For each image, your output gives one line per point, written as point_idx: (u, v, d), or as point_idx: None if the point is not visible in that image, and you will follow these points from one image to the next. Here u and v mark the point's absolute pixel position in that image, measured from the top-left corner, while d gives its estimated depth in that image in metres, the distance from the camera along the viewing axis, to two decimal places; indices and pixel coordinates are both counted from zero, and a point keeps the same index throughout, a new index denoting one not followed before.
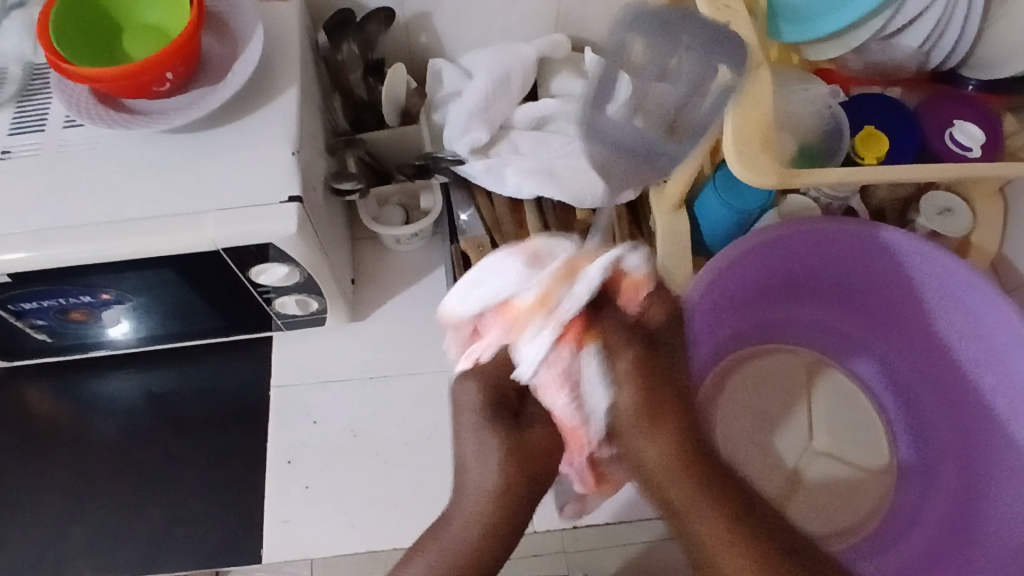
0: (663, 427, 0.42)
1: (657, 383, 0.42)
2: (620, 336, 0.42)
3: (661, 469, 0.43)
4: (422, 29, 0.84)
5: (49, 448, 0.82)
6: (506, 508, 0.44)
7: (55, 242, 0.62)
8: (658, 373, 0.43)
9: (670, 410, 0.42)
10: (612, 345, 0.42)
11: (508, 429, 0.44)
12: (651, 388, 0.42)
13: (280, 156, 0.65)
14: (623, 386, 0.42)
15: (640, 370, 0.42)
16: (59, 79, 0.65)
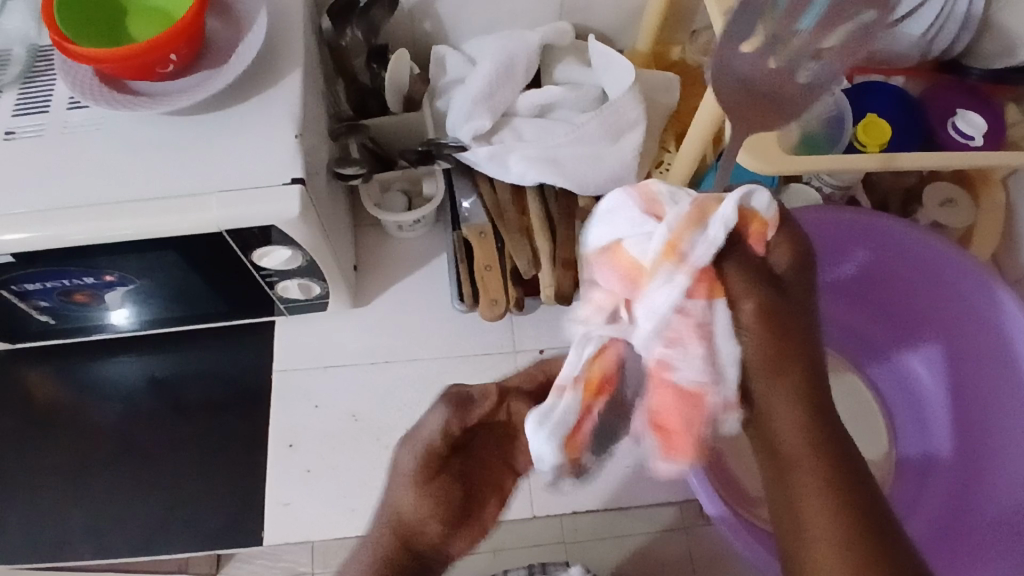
0: (782, 382, 0.43)
1: (779, 336, 0.43)
2: (750, 291, 0.43)
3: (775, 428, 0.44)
4: (426, 15, 0.84)
5: (50, 430, 0.82)
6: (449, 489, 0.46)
7: (60, 221, 0.62)
8: (784, 327, 0.44)
9: (788, 367, 0.43)
10: (744, 307, 0.43)
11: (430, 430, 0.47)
12: (773, 343, 0.43)
13: (283, 139, 0.65)
14: (750, 336, 0.43)
15: (766, 324, 0.43)
16: (64, 60, 0.65)
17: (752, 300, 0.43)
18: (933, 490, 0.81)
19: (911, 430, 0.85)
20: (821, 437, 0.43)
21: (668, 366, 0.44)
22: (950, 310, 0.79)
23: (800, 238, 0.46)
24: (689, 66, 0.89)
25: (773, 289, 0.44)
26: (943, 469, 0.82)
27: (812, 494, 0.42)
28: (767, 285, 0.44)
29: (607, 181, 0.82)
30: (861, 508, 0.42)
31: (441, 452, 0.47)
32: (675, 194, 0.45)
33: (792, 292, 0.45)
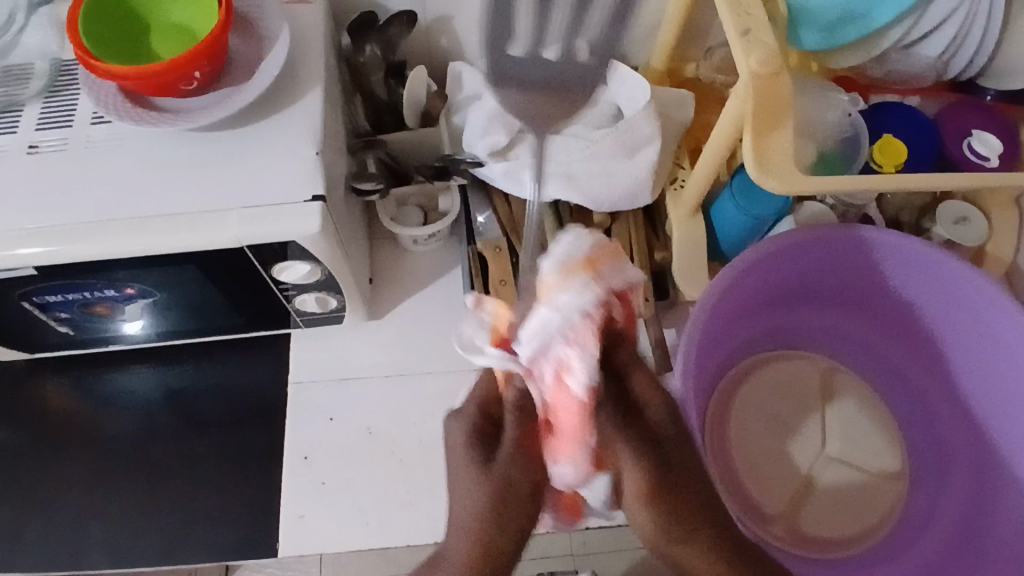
0: (685, 531, 0.47)
1: (669, 502, 0.46)
2: (647, 466, 0.46)
3: (698, 570, 0.47)
4: (443, 32, 0.85)
5: (66, 440, 0.82)
6: (499, 517, 0.46)
7: (84, 236, 0.63)
8: (676, 490, 0.46)
9: (688, 521, 0.47)
10: (627, 477, 0.46)
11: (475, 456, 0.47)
12: (653, 494, 0.46)
13: (304, 155, 0.66)
14: (629, 487, 0.46)
15: (651, 487, 0.46)
16: (88, 76, 0.66)
17: (638, 472, 0.45)
18: (947, 506, 0.81)
19: (925, 444, 0.85)
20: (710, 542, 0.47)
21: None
22: (960, 329, 0.79)
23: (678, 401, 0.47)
24: (701, 83, 0.89)
25: (658, 456, 0.46)
26: (954, 487, 0.82)
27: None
28: (645, 449, 0.45)
29: (619, 197, 0.83)
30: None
31: (512, 468, 0.46)
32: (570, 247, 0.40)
33: (675, 452, 0.47)
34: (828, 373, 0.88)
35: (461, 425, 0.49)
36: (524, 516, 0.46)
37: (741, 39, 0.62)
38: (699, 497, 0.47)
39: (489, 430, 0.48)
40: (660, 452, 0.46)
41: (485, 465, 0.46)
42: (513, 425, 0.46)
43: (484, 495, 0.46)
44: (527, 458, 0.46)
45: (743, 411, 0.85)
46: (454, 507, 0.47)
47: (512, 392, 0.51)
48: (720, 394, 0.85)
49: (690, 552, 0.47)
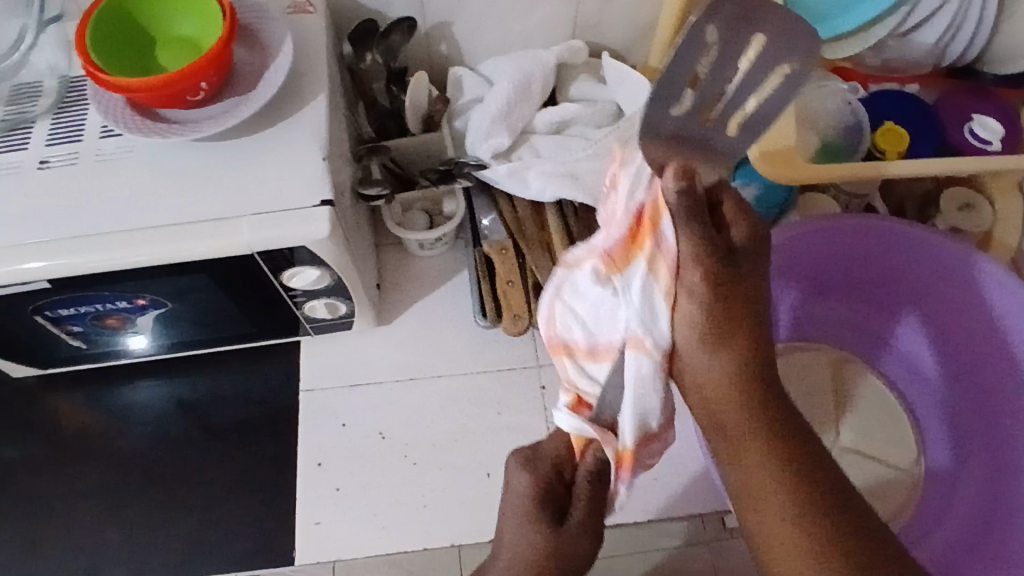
0: (726, 350, 0.49)
1: (728, 328, 0.49)
2: (693, 233, 0.49)
3: (724, 407, 0.50)
4: (443, 38, 0.86)
5: (80, 454, 0.83)
6: (557, 562, 0.56)
7: (95, 247, 0.63)
8: (732, 289, 0.49)
9: (741, 349, 0.49)
10: (684, 240, 0.49)
11: (547, 515, 0.56)
12: (726, 327, 0.49)
13: (312, 160, 0.67)
14: (687, 321, 0.50)
15: (708, 280, 0.48)
16: (97, 90, 0.67)
17: (697, 260, 0.49)
18: (961, 501, 0.80)
19: (938, 438, 0.84)
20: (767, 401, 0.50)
21: (656, 224, 0.50)
22: (970, 313, 0.80)
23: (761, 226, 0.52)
24: None
25: (721, 253, 0.49)
26: (968, 480, 0.81)
27: (757, 456, 0.49)
28: (708, 231, 0.49)
29: None
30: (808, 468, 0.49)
31: (580, 539, 0.57)
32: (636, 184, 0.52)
33: (745, 266, 0.50)
34: (838, 364, 0.88)
35: (529, 478, 0.57)
36: (574, 565, 0.57)
37: None
38: (757, 328, 0.50)
39: (557, 488, 0.58)
40: (725, 250, 0.50)
41: (552, 522, 0.56)
42: (586, 481, 0.57)
43: (548, 544, 0.56)
44: (590, 526, 0.57)
45: None
46: (508, 546, 0.57)
47: (584, 453, 0.58)
48: None
49: (719, 367, 0.50)
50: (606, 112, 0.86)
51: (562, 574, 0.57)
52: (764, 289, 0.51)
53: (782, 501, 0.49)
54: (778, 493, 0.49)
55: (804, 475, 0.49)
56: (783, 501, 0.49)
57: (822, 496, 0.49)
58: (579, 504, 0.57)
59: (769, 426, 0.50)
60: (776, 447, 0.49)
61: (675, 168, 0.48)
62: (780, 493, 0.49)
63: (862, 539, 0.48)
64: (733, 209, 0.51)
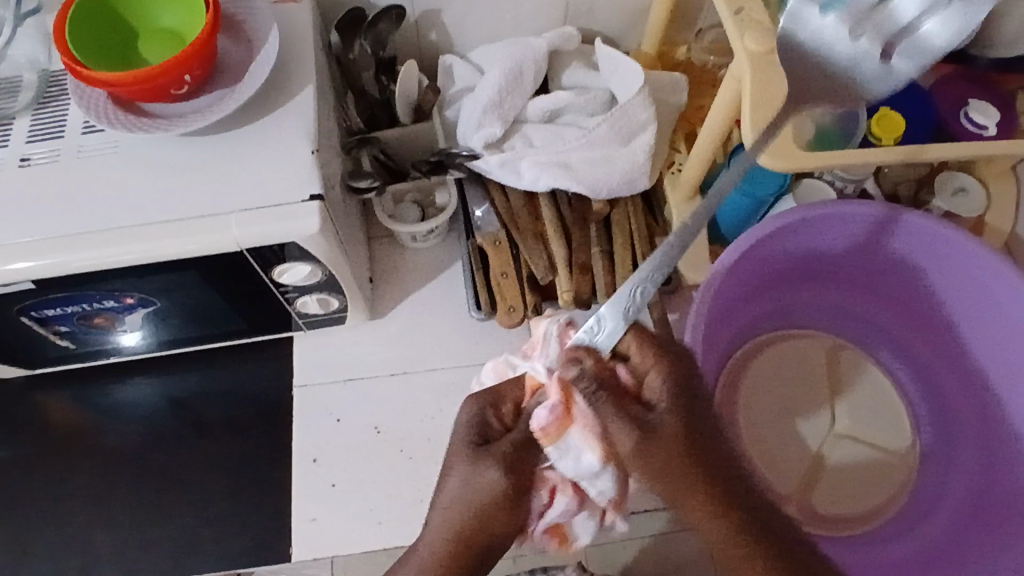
0: (696, 502, 0.48)
1: (686, 472, 0.48)
2: (622, 435, 0.49)
3: (718, 547, 0.49)
4: (432, 25, 0.84)
5: (71, 455, 0.82)
6: (480, 520, 0.51)
7: (80, 247, 0.62)
8: (667, 459, 0.48)
9: (698, 490, 0.48)
10: (617, 435, 0.49)
11: (474, 453, 0.51)
12: (708, 495, 0.48)
13: (301, 154, 0.65)
14: (644, 481, 0.50)
15: (637, 459, 0.48)
16: (77, 84, 0.65)
17: (629, 432, 0.48)
18: (955, 486, 0.81)
19: (929, 426, 0.85)
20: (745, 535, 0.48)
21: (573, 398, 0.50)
22: (967, 307, 0.79)
23: (682, 373, 0.51)
24: (695, 66, 0.90)
25: (638, 419, 0.49)
26: (963, 466, 0.82)
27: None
28: (638, 424, 0.48)
29: (620, 181, 0.82)
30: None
31: (489, 468, 0.51)
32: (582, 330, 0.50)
33: (669, 421, 0.49)
34: (833, 351, 0.89)
35: (472, 412, 0.54)
36: (500, 522, 0.52)
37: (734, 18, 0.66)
38: (704, 465, 0.48)
39: (496, 427, 0.54)
40: (644, 422, 0.49)
41: (482, 453, 0.51)
42: (523, 432, 0.53)
43: (474, 492, 0.51)
44: (515, 465, 0.51)
45: (754, 391, 0.86)
46: (444, 494, 0.52)
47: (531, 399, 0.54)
48: (724, 381, 0.85)
49: (692, 516, 0.49)
50: (601, 97, 0.85)
51: (490, 534, 0.52)
52: (701, 423, 0.49)
53: None
54: None
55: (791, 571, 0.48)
56: None
57: None
58: (511, 442, 0.52)
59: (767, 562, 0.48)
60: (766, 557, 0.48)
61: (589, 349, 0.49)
62: None
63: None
64: (637, 347, 0.52)
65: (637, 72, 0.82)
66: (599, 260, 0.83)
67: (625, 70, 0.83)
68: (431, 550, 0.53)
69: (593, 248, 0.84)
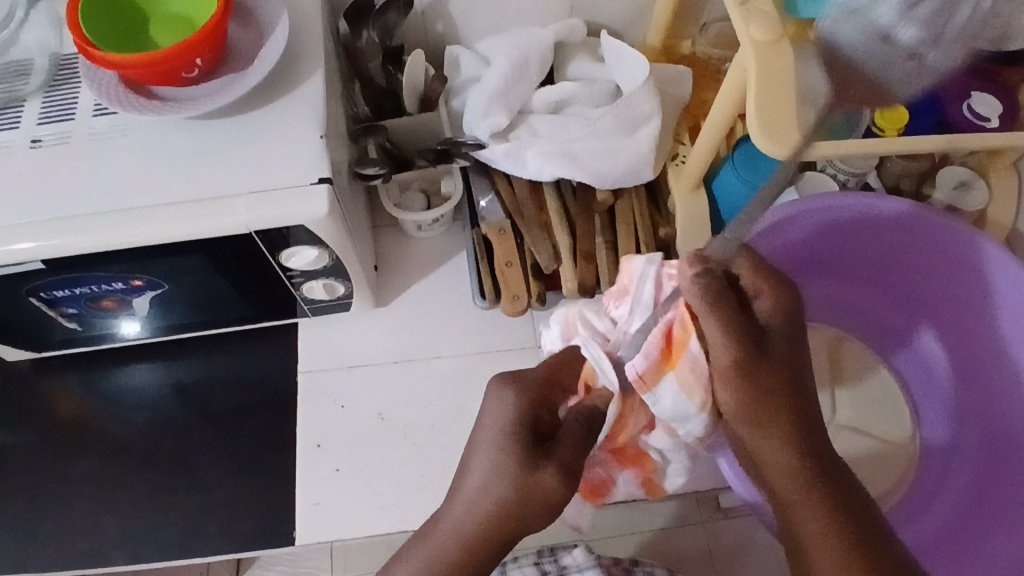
0: (769, 426, 0.53)
1: (766, 389, 0.52)
2: (723, 349, 0.52)
3: (775, 473, 0.54)
4: (439, 16, 0.85)
5: (76, 438, 0.82)
6: (519, 516, 0.50)
7: (89, 226, 0.62)
8: (764, 377, 0.52)
9: (780, 417, 0.53)
10: (716, 352, 0.53)
11: (525, 450, 0.50)
12: (783, 414, 0.53)
13: (309, 139, 0.66)
14: (728, 403, 0.54)
15: (741, 374, 0.52)
16: (88, 67, 0.66)
17: (731, 352, 0.52)
18: (957, 475, 0.82)
19: (934, 417, 0.85)
20: (803, 455, 0.53)
21: (686, 344, 0.53)
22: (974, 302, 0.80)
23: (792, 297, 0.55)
24: (698, 59, 0.90)
25: (751, 339, 0.53)
26: (964, 457, 0.83)
27: (806, 507, 0.53)
28: (746, 343, 0.52)
29: (624, 172, 0.82)
30: (853, 521, 0.53)
31: (547, 472, 0.50)
32: (645, 271, 0.57)
33: (776, 345, 0.53)
34: (835, 342, 0.89)
35: (515, 400, 0.53)
36: (538, 517, 0.51)
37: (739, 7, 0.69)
38: (789, 391, 0.53)
39: (545, 416, 0.54)
40: (759, 340, 0.53)
41: (534, 453, 0.51)
42: (578, 425, 0.54)
43: (519, 491, 0.50)
44: (572, 468, 0.51)
45: None
46: (479, 485, 0.51)
47: (585, 394, 0.56)
48: None
49: (765, 435, 0.53)
50: (606, 90, 0.85)
51: (521, 525, 0.51)
52: (799, 358, 0.54)
53: (831, 545, 0.52)
54: (835, 555, 0.52)
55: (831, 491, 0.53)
56: (834, 548, 0.52)
57: (861, 540, 0.52)
58: (564, 446, 0.52)
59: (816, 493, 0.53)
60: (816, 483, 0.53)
61: (687, 261, 0.54)
62: (828, 542, 0.52)
63: (878, 540, 0.53)
64: (752, 277, 0.55)
65: (643, 64, 0.82)
66: (603, 250, 0.84)
67: (631, 62, 0.83)
68: (455, 534, 0.52)
69: (597, 238, 0.85)
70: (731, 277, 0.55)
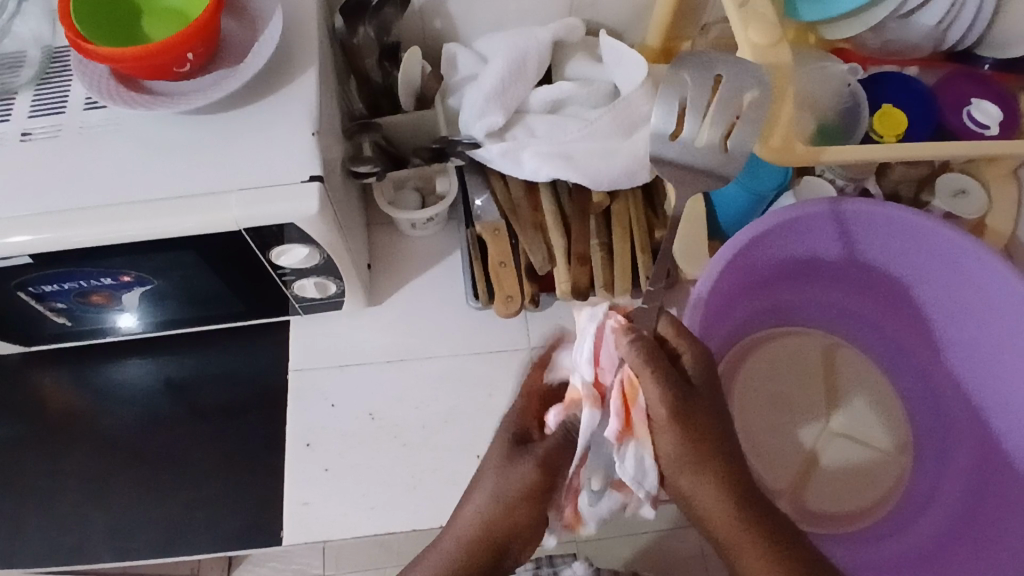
0: (708, 476, 0.52)
1: (696, 436, 0.52)
2: (659, 400, 0.51)
3: (719, 527, 0.52)
4: (436, 13, 0.84)
5: (65, 433, 0.81)
6: (518, 507, 0.54)
7: (77, 222, 0.62)
8: (696, 424, 0.52)
9: (717, 464, 0.52)
10: (653, 403, 0.52)
11: (519, 452, 0.55)
12: (719, 462, 0.52)
13: (301, 136, 0.65)
14: (667, 455, 0.52)
15: (676, 421, 0.51)
16: (80, 60, 0.65)
17: (666, 400, 0.51)
18: (948, 483, 0.81)
19: (924, 425, 0.85)
20: (743, 503, 0.52)
21: (635, 394, 0.53)
22: (967, 308, 0.79)
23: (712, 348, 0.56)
24: None
25: (682, 387, 0.52)
26: (956, 465, 0.82)
27: (749, 555, 0.51)
28: (678, 391, 0.52)
29: (621, 174, 0.82)
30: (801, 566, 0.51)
31: (530, 465, 0.54)
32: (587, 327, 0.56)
33: (703, 394, 0.53)
34: (830, 350, 0.88)
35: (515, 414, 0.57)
36: (530, 511, 0.54)
37: (740, 10, 0.67)
38: (721, 438, 0.52)
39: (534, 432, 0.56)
40: (687, 388, 0.53)
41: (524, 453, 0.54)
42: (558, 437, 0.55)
43: (512, 485, 0.54)
44: (551, 466, 0.54)
45: (750, 385, 0.85)
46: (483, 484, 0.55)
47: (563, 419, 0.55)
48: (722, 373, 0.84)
49: (704, 485, 0.52)
50: (604, 89, 0.84)
51: (517, 523, 0.55)
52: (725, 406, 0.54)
53: None
54: None
55: (776, 536, 0.51)
56: None
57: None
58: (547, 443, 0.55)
59: (756, 539, 0.51)
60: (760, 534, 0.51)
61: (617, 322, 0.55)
62: None
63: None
64: (672, 336, 0.56)
65: (642, 65, 0.81)
66: (598, 252, 0.83)
67: (631, 62, 0.82)
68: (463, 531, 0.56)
69: (592, 240, 0.84)
70: (661, 337, 0.56)
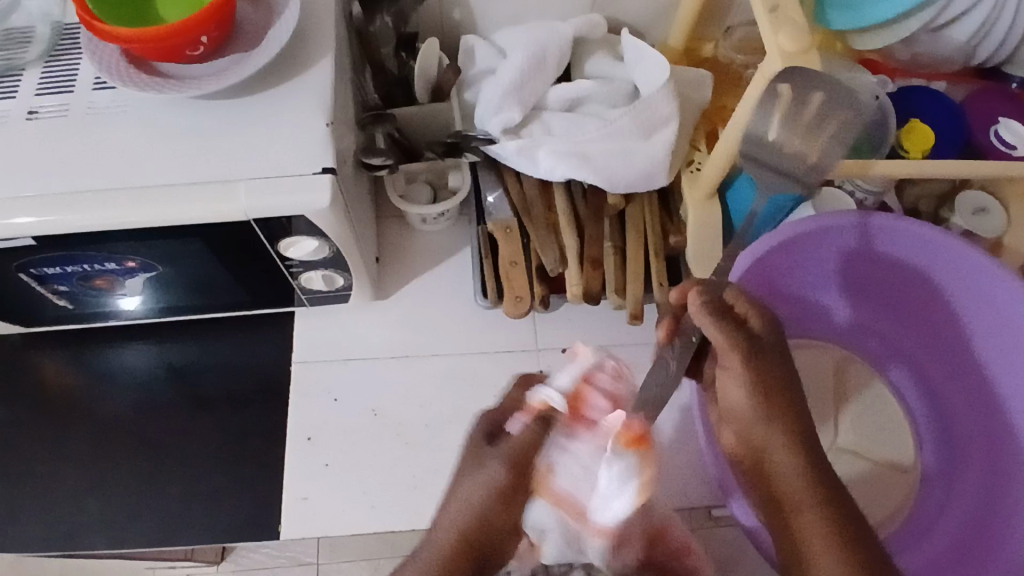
0: (774, 422, 0.56)
1: (766, 387, 0.56)
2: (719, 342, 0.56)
3: (777, 474, 0.55)
4: (456, 4, 0.82)
5: (63, 416, 0.80)
6: (488, 512, 0.54)
7: (82, 206, 0.60)
8: (762, 379, 0.56)
9: (781, 416, 0.56)
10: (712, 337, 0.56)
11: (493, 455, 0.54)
12: (782, 419, 0.55)
13: (314, 127, 0.63)
14: (736, 399, 0.58)
15: (746, 368, 0.56)
16: (91, 39, 0.64)
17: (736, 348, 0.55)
18: (957, 500, 0.80)
19: (933, 441, 0.84)
20: (801, 458, 0.54)
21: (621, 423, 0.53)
22: (981, 325, 0.78)
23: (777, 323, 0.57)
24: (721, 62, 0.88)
25: (750, 341, 0.56)
26: (964, 481, 0.81)
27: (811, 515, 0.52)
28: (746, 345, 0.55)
29: (637, 178, 0.80)
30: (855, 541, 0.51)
31: (499, 465, 0.54)
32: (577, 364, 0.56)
33: (771, 358, 0.56)
34: (842, 364, 0.87)
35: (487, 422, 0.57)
36: (502, 514, 0.55)
37: (768, 16, 0.65)
38: (787, 399, 0.56)
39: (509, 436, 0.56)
40: (755, 347, 0.56)
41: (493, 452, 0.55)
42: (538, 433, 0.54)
43: (483, 489, 0.53)
44: (523, 465, 0.54)
45: None
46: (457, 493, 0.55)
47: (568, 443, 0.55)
48: None
49: (770, 433, 0.56)
50: (625, 88, 0.83)
51: (491, 528, 0.55)
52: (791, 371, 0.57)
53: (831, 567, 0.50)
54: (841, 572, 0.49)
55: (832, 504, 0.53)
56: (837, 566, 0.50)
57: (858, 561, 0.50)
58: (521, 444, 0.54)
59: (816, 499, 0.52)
60: (820, 492, 0.53)
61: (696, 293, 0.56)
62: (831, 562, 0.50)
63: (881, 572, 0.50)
64: (740, 303, 0.57)
65: (664, 66, 0.79)
66: (610, 255, 0.82)
67: (653, 62, 0.80)
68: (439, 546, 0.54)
69: (605, 243, 0.82)
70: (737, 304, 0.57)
